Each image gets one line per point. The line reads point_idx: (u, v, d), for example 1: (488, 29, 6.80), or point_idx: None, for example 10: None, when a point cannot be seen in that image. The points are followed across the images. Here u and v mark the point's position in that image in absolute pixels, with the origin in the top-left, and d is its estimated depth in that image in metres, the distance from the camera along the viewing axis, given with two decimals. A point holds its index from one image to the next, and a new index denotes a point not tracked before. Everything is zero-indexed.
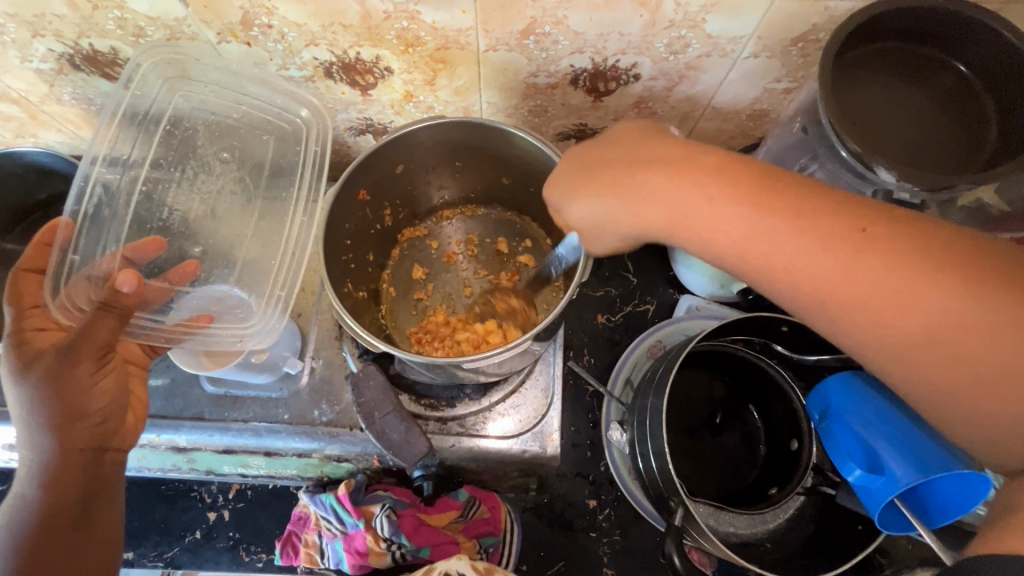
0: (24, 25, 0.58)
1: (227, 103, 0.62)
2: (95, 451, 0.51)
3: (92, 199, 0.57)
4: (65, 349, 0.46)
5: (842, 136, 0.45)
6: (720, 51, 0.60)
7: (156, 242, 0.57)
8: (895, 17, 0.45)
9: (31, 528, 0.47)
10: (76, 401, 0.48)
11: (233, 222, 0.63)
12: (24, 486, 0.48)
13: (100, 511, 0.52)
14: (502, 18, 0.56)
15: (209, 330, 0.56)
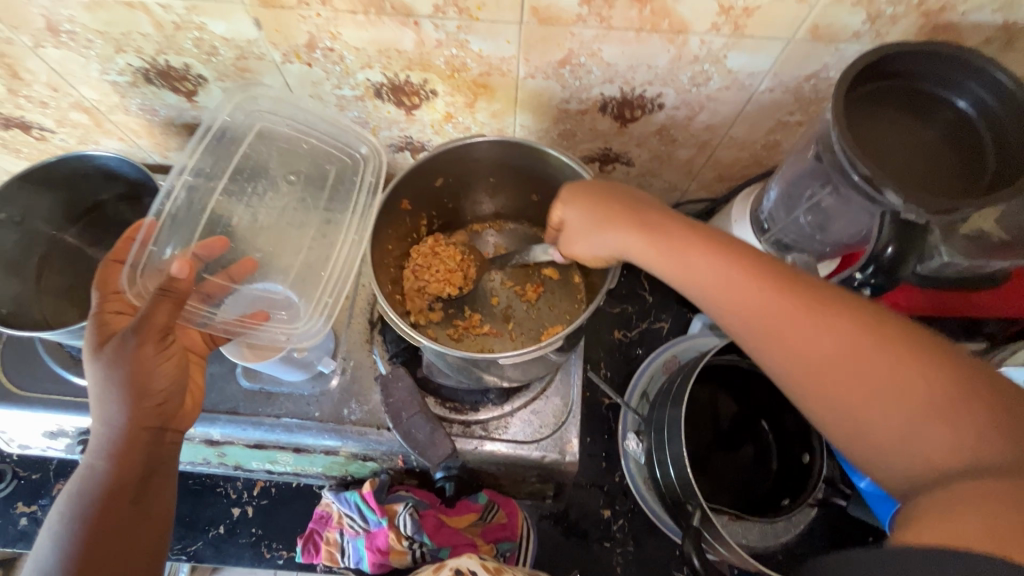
0: (110, 41, 0.64)
1: (297, 132, 0.70)
2: (155, 431, 0.53)
3: (175, 200, 0.62)
4: (134, 331, 0.50)
5: (854, 160, 0.49)
6: (739, 84, 0.65)
7: (222, 242, 0.62)
8: (899, 57, 0.50)
9: (97, 499, 0.51)
10: (142, 381, 0.51)
11: (292, 238, 0.69)
12: (93, 459, 0.52)
13: (157, 489, 0.55)
14: (543, 48, 0.62)
15: (263, 327, 0.61)
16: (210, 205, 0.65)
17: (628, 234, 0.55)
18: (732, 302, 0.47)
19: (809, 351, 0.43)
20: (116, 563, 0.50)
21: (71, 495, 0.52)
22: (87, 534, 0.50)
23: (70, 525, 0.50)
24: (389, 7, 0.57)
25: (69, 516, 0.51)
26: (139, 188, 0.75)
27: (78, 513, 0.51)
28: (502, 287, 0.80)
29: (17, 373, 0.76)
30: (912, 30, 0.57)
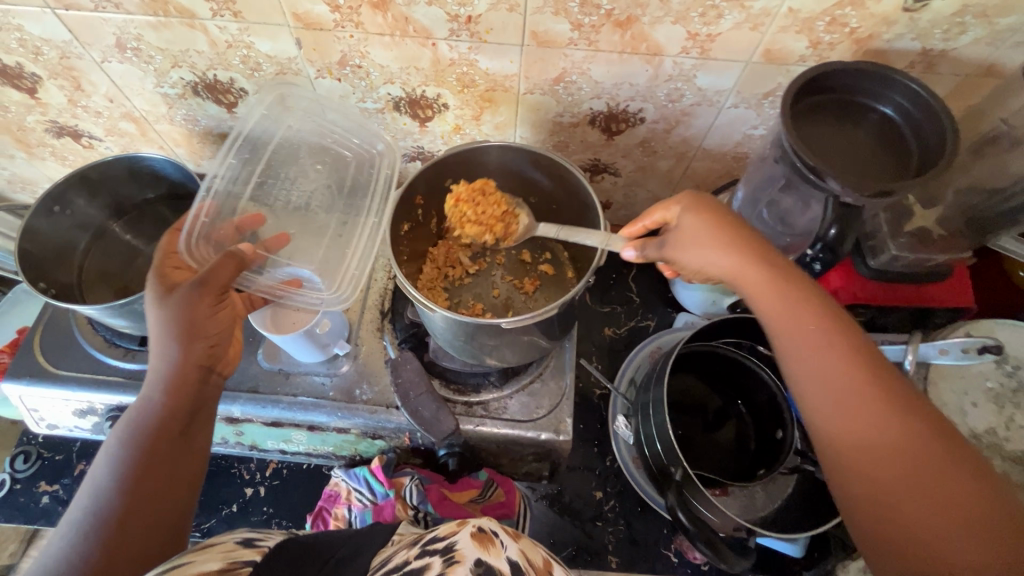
0: (169, 57, 0.74)
1: (325, 130, 0.77)
2: (203, 369, 0.61)
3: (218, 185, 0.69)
4: (200, 283, 0.59)
5: (800, 154, 0.59)
6: (708, 101, 0.76)
7: (249, 217, 0.69)
8: (831, 75, 0.62)
9: (148, 431, 0.56)
10: (199, 324, 0.60)
11: (312, 222, 0.75)
12: (152, 392, 0.58)
13: (199, 427, 0.60)
14: (540, 67, 0.72)
15: (299, 293, 0.68)
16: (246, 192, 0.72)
17: (748, 270, 0.56)
18: (817, 369, 0.51)
19: (868, 434, 0.47)
20: (158, 491, 0.54)
21: (128, 423, 0.57)
22: (137, 463, 0.54)
23: (121, 455, 0.55)
24: (412, 30, 0.68)
25: (120, 447, 0.55)
26: (179, 189, 0.84)
27: (130, 443, 0.55)
28: (502, 281, 0.89)
29: (54, 354, 0.82)
30: (848, 54, 0.68)
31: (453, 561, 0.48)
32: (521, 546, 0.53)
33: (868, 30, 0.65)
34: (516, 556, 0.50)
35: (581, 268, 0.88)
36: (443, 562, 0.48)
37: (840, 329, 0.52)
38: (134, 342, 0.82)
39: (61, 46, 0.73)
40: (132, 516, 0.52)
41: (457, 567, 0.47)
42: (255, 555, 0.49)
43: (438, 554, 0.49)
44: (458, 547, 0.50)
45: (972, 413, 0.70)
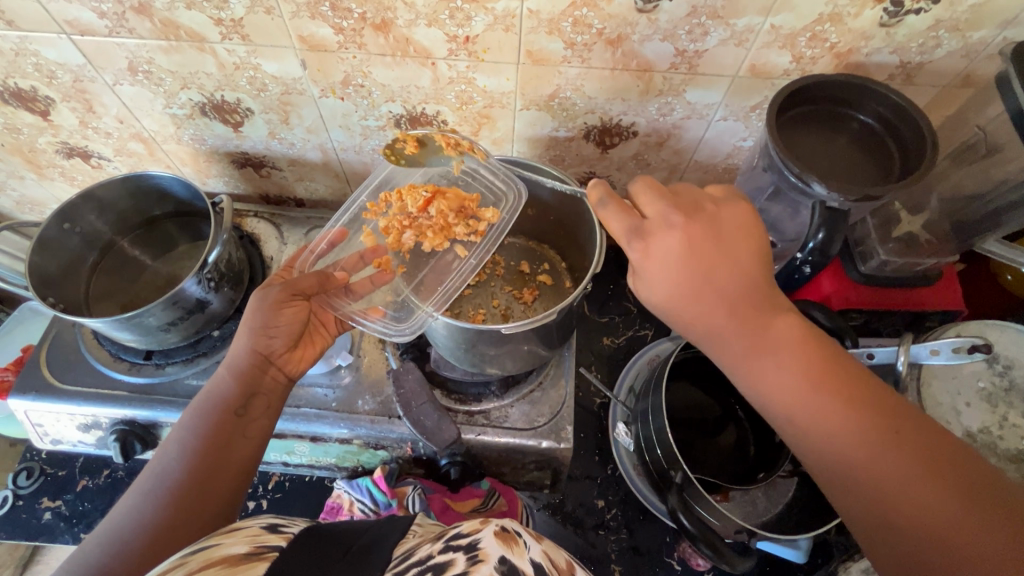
0: (179, 79, 0.77)
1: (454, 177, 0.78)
2: (266, 360, 0.64)
3: (352, 213, 0.78)
4: (282, 284, 0.65)
5: (786, 162, 0.62)
6: (698, 114, 0.79)
7: (343, 234, 0.76)
8: (810, 88, 0.64)
9: (214, 414, 0.61)
10: (268, 319, 0.63)
11: (422, 254, 0.79)
12: (224, 375, 0.63)
13: (254, 414, 0.63)
14: (535, 84, 0.76)
15: (377, 320, 0.72)
16: (374, 223, 0.79)
17: (713, 308, 0.54)
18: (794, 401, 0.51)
19: (832, 438, 0.50)
20: (217, 471, 0.59)
21: (200, 403, 0.62)
22: (204, 441, 0.60)
23: (190, 433, 0.60)
24: (412, 51, 0.71)
25: (190, 425, 0.61)
26: (185, 207, 0.86)
27: (200, 422, 0.61)
28: (502, 291, 0.91)
29: (61, 368, 0.83)
30: (829, 68, 0.71)
31: (476, 560, 0.47)
32: (544, 549, 0.54)
33: (848, 44, 0.68)
34: (541, 557, 0.51)
35: (578, 277, 0.90)
36: (466, 559, 0.48)
37: (797, 345, 0.53)
38: (139, 357, 0.83)
39: (75, 70, 0.76)
40: (193, 492, 0.57)
41: (481, 566, 0.47)
42: (281, 540, 0.53)
43: (462, 550, 0.50)
44: (482, 545, 0.50)
45: (966, 413, 0.71)
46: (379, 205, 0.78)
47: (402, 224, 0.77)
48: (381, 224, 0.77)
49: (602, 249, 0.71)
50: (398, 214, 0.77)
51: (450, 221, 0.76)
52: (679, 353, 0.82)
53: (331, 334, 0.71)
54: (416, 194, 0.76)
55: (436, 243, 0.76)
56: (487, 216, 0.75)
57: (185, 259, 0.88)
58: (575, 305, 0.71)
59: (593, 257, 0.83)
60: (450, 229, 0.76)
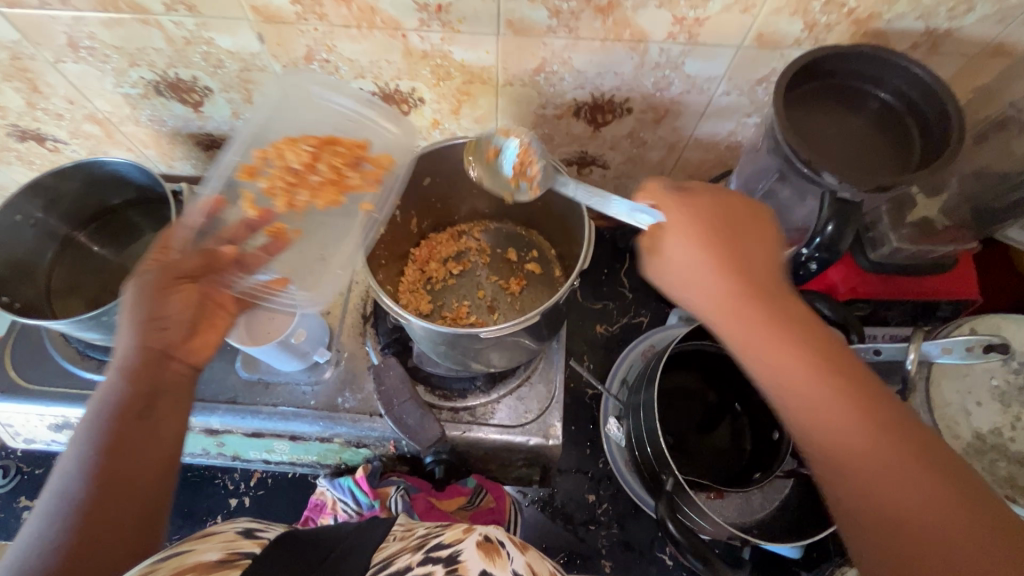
0: (126, 56, 0.70)
1: (342, 122, 0.69)
2: (162, 351, 0.53)
3: (222, 179, 0.63)
4: (160, 267, 0.54)
5: (795, 147, 0.56)
6: (699, 88, 0.72)
7: (221, 202, 0.60)
8: (828, 59, 0.57)
9: (108, 421, 0.49)
10: (155, 305, 0.52)
11: (317, 216, 0.64)
12: (108, 378, 0.51)
13: (162, 413, 0.52)
14: (518, 58, 0.68)
15: (282, 294, 0.59)
16: (254, 186, 0.63)
17: (711, 273, 0.48)
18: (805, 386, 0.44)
19: (830, 421, 0.43)
20: (123, 480, 0.47)
21: (87, 410, 0.50)
22: (101, 453, 0.47)
23: (85, 442, 0.48)
24: (379, 22, 0.64)
25: (80, 436, 0.48)
26: (147, 193, 0.80)
27: (88, 438, 0.48)
28: (487, 281, 0.86)
29: (26, 367, 0.79)
30: (846, 37, 0.64)
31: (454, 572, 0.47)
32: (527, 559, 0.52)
33: (867, 9, 0.60)
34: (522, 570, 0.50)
35: (569, 267, 0.84)
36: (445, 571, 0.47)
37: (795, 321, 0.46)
38: (107, 353, 0.79)
39: (11, 47, 0.69)
40: (99, 509, 0.45)
41: None
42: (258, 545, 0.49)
43: (443, 563, 0.49)
44: (462, 558, 0.49)
45: (977, 413, 0.67)
46: (255, 166, 0.64)
47: (288, 182, 0.63)
48: (263, 187, 0.63)
49: (589, 242, 0.65)
50: (281, 173, 0.64)
51: (344, 172, 0.65)
52: (676, 347, 0.77)
53: (232, 314, 0.58)
54: (298, 148, 0.65)
55: (331, 200, 0.64)
56: (383, 163, 0.68)
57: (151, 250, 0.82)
58: (561, 304, 0.66)
59: (583, 248, 0.78)
60: (345, 182, 0.65)
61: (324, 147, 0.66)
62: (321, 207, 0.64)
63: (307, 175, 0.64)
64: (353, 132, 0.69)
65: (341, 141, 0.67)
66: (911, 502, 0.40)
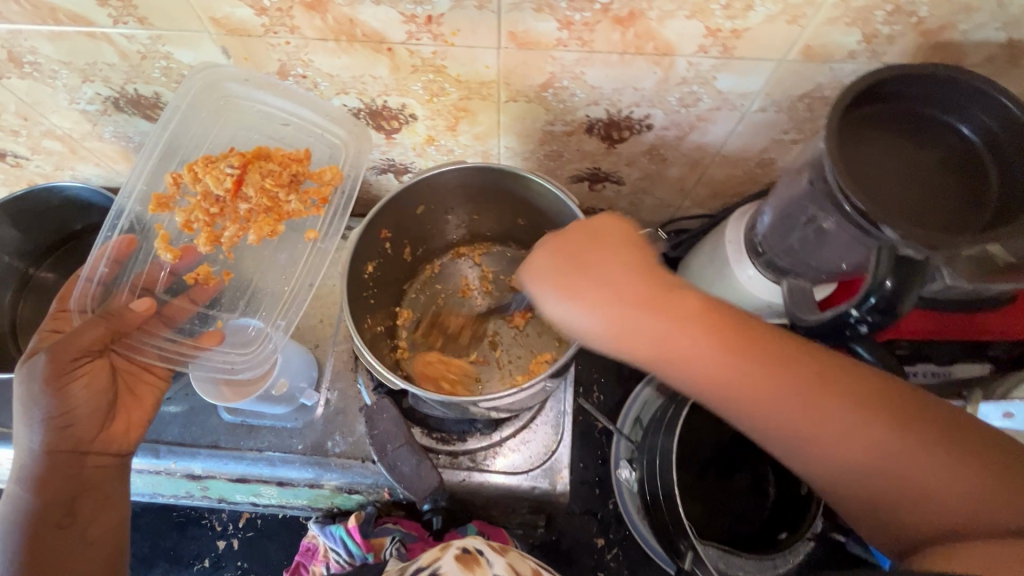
0: (77, 71, 0.62)
1: (275, 125, 0.61)
2: (75, 451, 0.55)
3: (134, 211, 0.58)
4: (50, 351, 0.52)
5: (847, 188, 0.47)
6: (731, 105, 0.63)
7: (132, 241, 0.56)
8: (898, 81, 0.49)
9: (25, 531, 0.53)
10: (56, 405, 0.53)
11: (250, 248, 0.59)
12: (17, 487, 0.54)
13: (87, 510, 0.56)
14: (523, 73, 0.59)
15: (213, 351, 0.56)
16: (171, 219, 0.58)
17: (666, 328, 0.45)
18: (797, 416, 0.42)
19: (839, 442, 0.42)
20: None
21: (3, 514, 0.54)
22: (23, 563, 0.52)
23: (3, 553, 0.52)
24: (360, 34, 0.55)
25: None
26: None
27: (9, 544, 0.53)
28: (488, 312, 0.79)
29: None
30: (910, 50, 0.54)
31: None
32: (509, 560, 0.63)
33: (941, 19, 0.51)
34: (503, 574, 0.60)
35: None
36: None
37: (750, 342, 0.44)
38: None
39: None
40: None
41: None
42: None
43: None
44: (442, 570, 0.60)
45: None
46: (169, 195, 0.58)
47: (211, 213, 0.57)
48: (179, 220, 0.57)
49: None
50: (200, 201, 0.57)
51: (278, 196, 0.58)
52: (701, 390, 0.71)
53: (157, 384, 0.62)
54: (218, 170, 0.57)
55: (267, 231, 0.58)
56: (327, 178, 0.59)
57: None
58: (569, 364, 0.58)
59: None
60: (282, 207, 0.58)
61: (252, 165, 0.58)
62: (254, 240, 0.57)
63: (233, 201, 0.57)
64: (290, 140, 0.61)
65: (274, 156, 0.58)
66: (929, 480, 0.41)
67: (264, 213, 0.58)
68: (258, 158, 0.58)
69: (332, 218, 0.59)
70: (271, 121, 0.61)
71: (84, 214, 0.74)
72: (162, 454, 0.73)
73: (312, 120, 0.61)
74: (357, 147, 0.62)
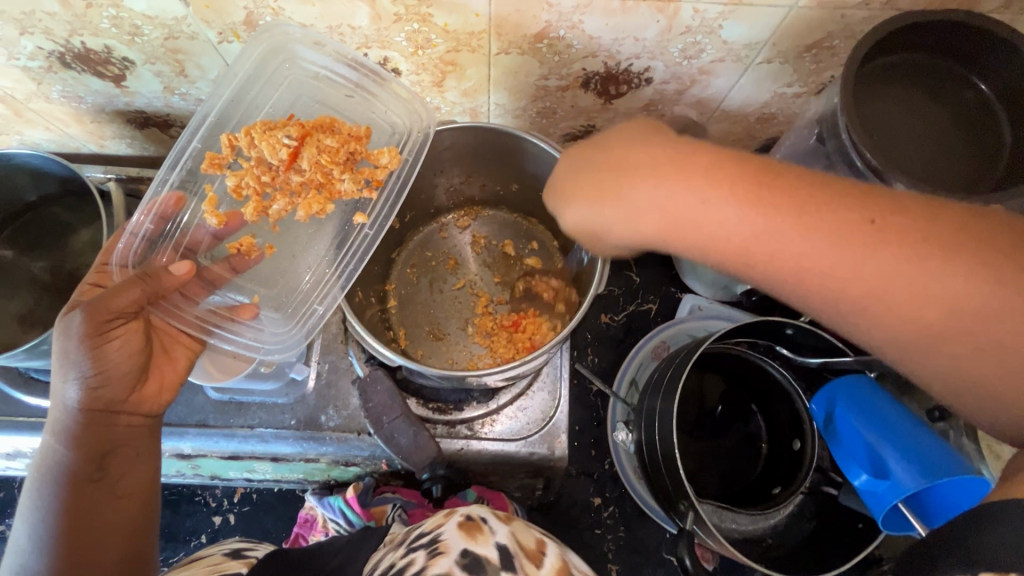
0: (12, 21, 0.55)
1: (335, 94, 0.59)
2: (108, 410, 0.52)
3: (185, 169, 0.56)
4: (88, 307, 0.48)
5: (863, 147, 0.46)
6: (734, 56, 0.59)
7: (181, 199, 0.54)
8: (917, 30, 0.46)
9: (59, 486, 0.50)
10: (93, 365, 0.50)
11: (296, 224, 0.59)
12: (55, 442, 0.51)
13: (120, 469, 0.53)
14: (517, 21, 0.54)
15: (246, 329, 0.55)
16: (222, 181, 0.56)
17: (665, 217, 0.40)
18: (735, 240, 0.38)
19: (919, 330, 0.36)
20: (93, 534, 0.50)
21: (40, 467, 0.51)
22: (59, 513, 0.50)
23: (39, 504, 0.50)
24: None
25: (33, 497, 0.50)
26: (72, 185, 0.68)
27: (45, 494, 0.50)
28: (484, 280, 0.77)
29: None
30: None
31: (436, 553, 0.48)
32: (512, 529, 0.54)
33: None
34: (506, 541, 0.50)
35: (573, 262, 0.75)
36: (426, 556, 0.49)
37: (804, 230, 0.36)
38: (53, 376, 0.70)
39: None
40: (68, 564, 0.48)
41: (440, 559, 0.47)
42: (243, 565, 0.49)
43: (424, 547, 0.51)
44: (443, 538, 0.50)
45: None
46: (223, 156, 0.56)
47: (262, 181, 0.56)
48: (229, 183, 0.55)
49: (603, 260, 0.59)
50: (253, 167, 0.56)
51: (332, 174, 0.57)
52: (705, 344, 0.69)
53: (193, 347, 0.59)
54: (274, 139, 0.55)
55: (316, 208, 0.57)
56: (383, 161, 0.57)
57: (86, 255, 0.70)
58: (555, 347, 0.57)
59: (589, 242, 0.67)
60: (334, 185, 0.57)
61: (309, 139, 0.56)
62: (301, 217, 0.57)
63: (286, 172, 0.57)
64: (352, 113, 0.59)
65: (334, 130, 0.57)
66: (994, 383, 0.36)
67: (315, 189, 0.57)
68: (318, 131, 0.57)
69: (382, 204, 0.58)
70: (333, 90, 0.59)
71: (38, 183, 0.68)
72: None
73: (374, 94, 0.59)
74: (418, 124, 0.59)
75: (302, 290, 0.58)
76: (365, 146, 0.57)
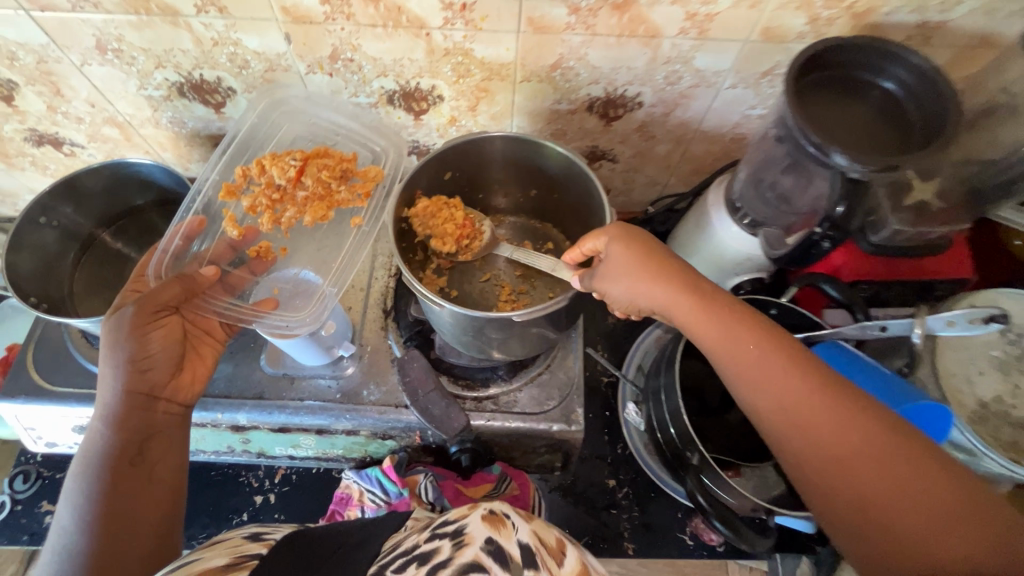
0: (152, 57, 0.72)
1: (328, 132, 0.75)
2: (147, 397, 0.62)
3: (206, 198, 0.70)
4: (137, 302, 0.61)
5: (807, 130, 0.60)
6: (707, 82, 0.76)
7: (203, 222, 0.68)
8: (835, 50, 0.62)
9: (104, 465, 0.58)
10: (137, 351, 0.61)
11: (304, 230, 0.70)
12: (101, 425, 0.60)
13: (154, 454, 0.61)
14: (537, 54, 0.71)
15: (271, 314, 0.65)
16: (237, 205, 0.70)
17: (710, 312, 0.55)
18: (716, 340, 0.55)
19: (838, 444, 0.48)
20: (130, 508, 0.57)
21: (85, 452, 0.59)
22: (102, 486, 0.57)
23: (84, 481, 0.57)
24: (405, 20, 0.67)
25: (79, 477, 0.58)
26: (169, 194, 0.83)
27: (88, 477, 0.58)
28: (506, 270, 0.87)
29: (49, 370, 0.80)
30: (846, 30, 0.68)
31: (460, 544, 0.45)
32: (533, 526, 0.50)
33: (866, 4, 0.65)
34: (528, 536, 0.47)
35: None
36: (451, 545, 0.45)
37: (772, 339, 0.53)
38: None
39: (38, 50, 0.70)
40: (106, 533, 0.55)
41: (465, 549, 0.44)
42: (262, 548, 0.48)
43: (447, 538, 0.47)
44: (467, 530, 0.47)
45: (979, 383, 0.72)
46: (236, 185, 0.70)
47: (273, 199, 0.69)
48: (245, 204, 0.69)
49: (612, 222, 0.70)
50: (264, 189, 0.69)
51: (331, 186, 0.69)
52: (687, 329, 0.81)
53: (216, 345, 0.70)
54: (283, 163, 0.69)
55: (320, 214, 0.68)
56: (371, 175, 0.71)
57: None
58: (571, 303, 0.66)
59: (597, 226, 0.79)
60: (333, 196, 0.69)
61: (311, 160, 0.70)
62: (308, 222, 0.69)
63: (293, 189, 0.69)
64: (341, 145, 0.74)
65: (329, 155, 0.71)
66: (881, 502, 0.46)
67: (318, 200, 0.69)
68: (318, 156, 0.70)
69: (375, 206, 0.71)
70: (325, 131, 0.75)
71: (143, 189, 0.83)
72: (209, 406, 0.78)
73: (359, 131, 0.75)
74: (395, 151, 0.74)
75: (316, 280, 0.68)
76: (354, 166, 0.72)
